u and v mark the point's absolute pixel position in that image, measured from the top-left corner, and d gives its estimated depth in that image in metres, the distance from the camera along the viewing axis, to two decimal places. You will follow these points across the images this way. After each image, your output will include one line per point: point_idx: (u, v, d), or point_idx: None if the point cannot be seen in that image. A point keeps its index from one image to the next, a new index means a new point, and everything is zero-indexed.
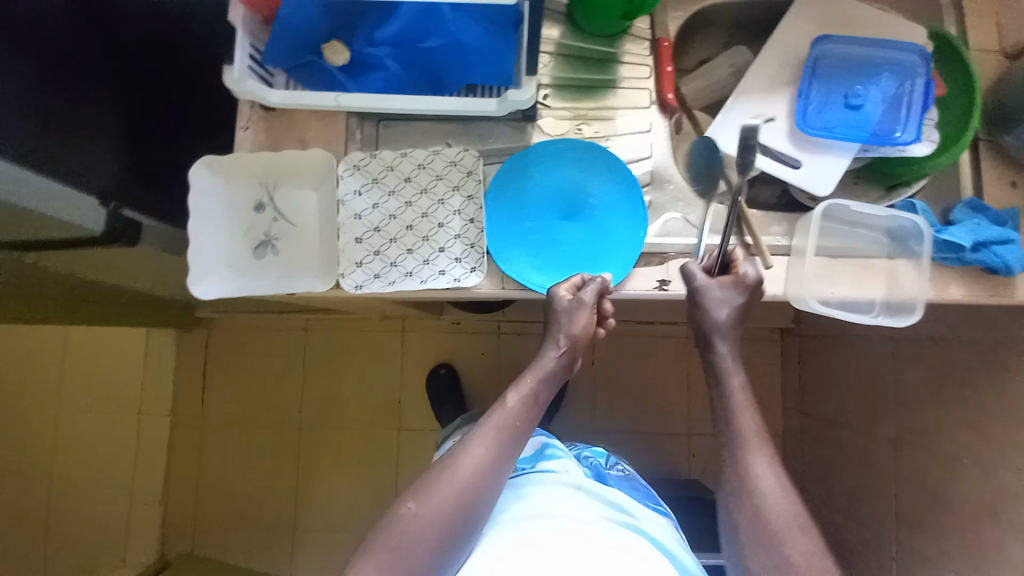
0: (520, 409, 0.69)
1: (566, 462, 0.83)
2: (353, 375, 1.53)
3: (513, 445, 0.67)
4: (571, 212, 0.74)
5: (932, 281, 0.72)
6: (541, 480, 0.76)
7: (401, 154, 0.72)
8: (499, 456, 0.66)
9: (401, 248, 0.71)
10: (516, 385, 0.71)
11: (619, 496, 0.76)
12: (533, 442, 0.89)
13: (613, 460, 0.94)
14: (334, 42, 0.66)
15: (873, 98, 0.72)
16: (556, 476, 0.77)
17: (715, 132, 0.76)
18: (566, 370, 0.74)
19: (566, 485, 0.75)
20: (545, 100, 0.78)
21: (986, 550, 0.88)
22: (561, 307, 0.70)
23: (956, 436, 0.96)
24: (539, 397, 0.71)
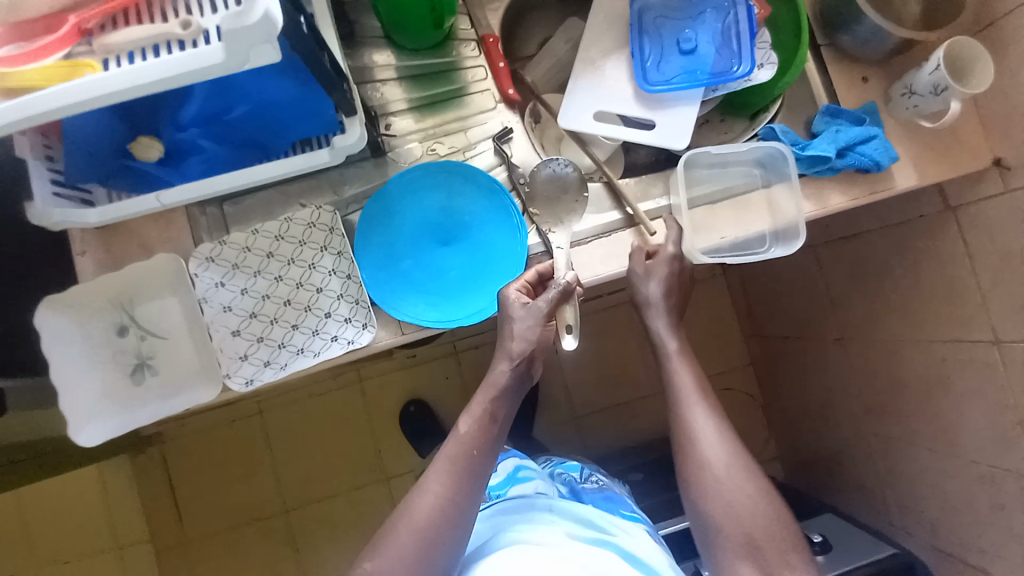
0: (475, 434, 0.65)
1: (538, 484, 0.81)
2: (325, 443, 1.48)
3: (477, 475, 0.64)
4: (449, 237, 0.72)
5: (812, 197, 0.73)
6: (512, 509, 0.74)
7: (253, 233, 0.68)
8: (458, 489, 0.63)
9: (285, 326, 0.67)
10: (468, 410, 0.67)
11: (595, 514, 0.74)
12: (506, 464, 0.88)
13: (587, 472, 0.93)
14: (141, 138, 0.61)
15: (702, 39, 0.72)
16: (526, 502, 0.75)
17: (568, 116, 0.74)
18: (524, 378, 0.68)
19: (537, 510, 0.73)
20: (390, 129, 0.74)
21: (947, 419, 0.90)
22: (517, 313, 0.65)
23: (891, 322, 0.98)
24: (500, 412, 0.67)
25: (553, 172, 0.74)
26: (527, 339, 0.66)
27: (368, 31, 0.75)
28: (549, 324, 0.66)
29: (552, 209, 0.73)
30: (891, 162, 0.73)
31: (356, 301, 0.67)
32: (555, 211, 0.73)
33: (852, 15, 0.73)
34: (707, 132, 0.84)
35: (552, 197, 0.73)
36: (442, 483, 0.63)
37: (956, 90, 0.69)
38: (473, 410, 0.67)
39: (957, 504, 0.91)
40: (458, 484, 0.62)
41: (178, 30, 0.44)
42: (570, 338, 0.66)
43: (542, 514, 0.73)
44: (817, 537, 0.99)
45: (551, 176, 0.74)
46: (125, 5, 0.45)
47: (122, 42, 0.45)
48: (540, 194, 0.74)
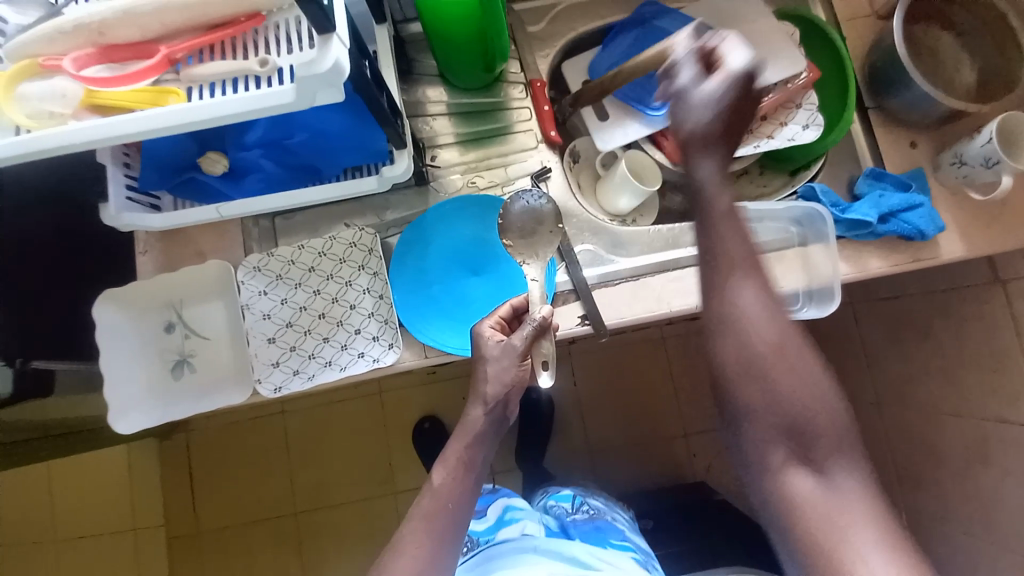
0: (451, 486, 0.64)
1: (526, 525, 0.82)
2: (339, 449, 1.50)
3: (453, 530, 0.63)
4: (480, 267, 0.75)
5: (851, 258, 0.72)
6: (499, 551, 0.74)
7: (299, 247, 0.72)
8: (437, 546, 0.62)
9: (317, 338, 0.70)
10: (442, 458, 0.67)
11: (580, 550, 0.73)
12: (493, 506, 0.87)
13: (579, 500, 0.91)
14: (209, 154, 0.67)
15: (662, 67, 0.79)
16: (512, 544, 0.75)
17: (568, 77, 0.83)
18: (500, 421, 0.68)
19: (519, 551, 0.73)
20: (435, 160, 0.78)
21: (986, 504, 0.84)
22: (492, 351, 0.65)
23: (931, 391, 0.94)
24: (473, 466, 0.66)
25: (529, 205, 0.71)
26: (502, 381, 0.65)
27: (425, 69, 0.80)
28: (524, 363, 0.65)
29: (528, 242, 0.70)
30: (935, 232, 0.71)
31: (387, 321, 0.70)
32: (530, 246, 0.70)
33: (901, 82, 0.73)
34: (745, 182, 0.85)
35: (526, 228, 0.71)
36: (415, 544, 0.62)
37: (1009, 164, 0.67)
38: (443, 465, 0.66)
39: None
40: (436, 544, 0.61)
41: (256, 68, 0.49)
42: (545, 376, 0.63)
43: (525, 556, 0.72)
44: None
45: (525, 208, 0.71)
46: (213, 41, 0.51)
47: (207, 74, 0.51)
48: (513, 225, 0.71)
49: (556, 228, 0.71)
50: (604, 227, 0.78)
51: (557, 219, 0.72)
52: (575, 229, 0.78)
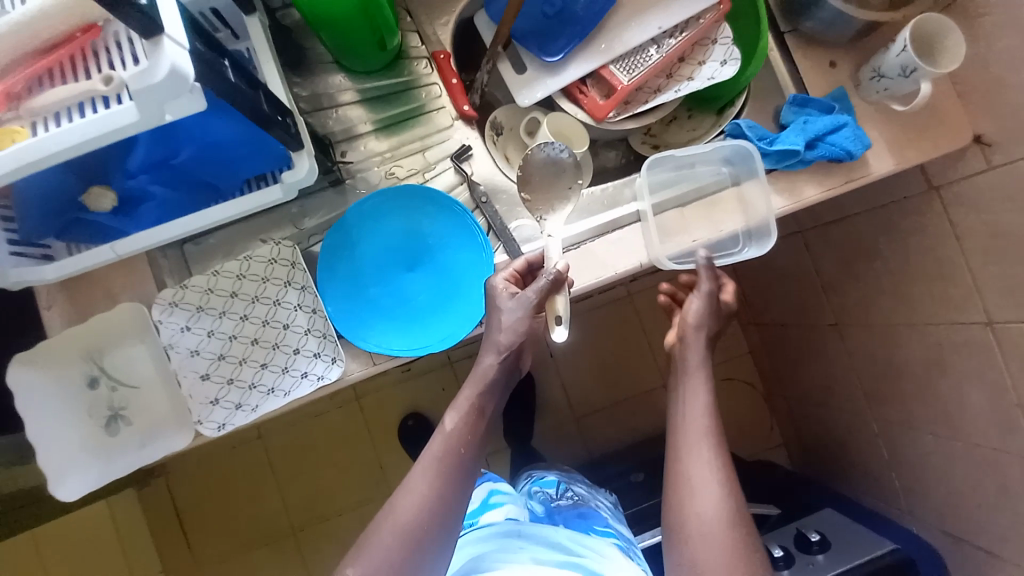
0: (462, 431, 0.63)
1: (509, 509, 0.82)
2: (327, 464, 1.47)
3: (462, 474, 0.61)
4: (416, 262, 0.71)
5: (785, 190, 0.71)
6: (483, 536, 0.72)
7: (214, 274, 0.66)
8: (447, 491, 0.60)
9: (254, 365, 0.66)
10: (454, 404, 0.64)
11: (567, 535, 0.72)
12: (479, 489, 0.87)
13: (564, 487, 0.95)
14: (92, 189, 0.61)
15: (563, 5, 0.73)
16: (497, 528, 0.73)
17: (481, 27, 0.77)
18: (512, 372, 0.66)
19: (505, 538, 0.70)
20: (347, 156, 0.72)
21: (947, 403, 0.88)
22: (505, 301, 0.63)
23: (883, 306, 0.96)
24: (466, 452, 0.62)
25: (549, 154, 0.71)
26: (516, 331, 0.63)
27: (319, 57, 0.73)
28: (539, 316, 0.64)
29: (545, 193, 0.72)
30: (863, 151, 0.70)
31: (325, 335, 0.66)
32: (550, 196, 0.71)
33: (812, 1, 0.70)
34: (675, 129, 0.83)
35: (544, 179, 0.72)
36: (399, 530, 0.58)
37: (926, 71, 0.66)
38: (430, 453, 0.62)
39: (962, 491, 0.88)
40: (445, 484, 0.60)
41: (101, 87, 0.43)
42: (559, 330, 0.63)
43: (509, 540, 0.70)
44: (779, 551, 0.99)
45: (542, 160, 0.72)
46: (51, 64, 0.45)
47: (47, 103, 0.44)
48: (532, 175, 0.72)
49: (577, 180, 0.71)
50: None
51: (575, 172, 0.72)
52: (506, 205, 0.74)
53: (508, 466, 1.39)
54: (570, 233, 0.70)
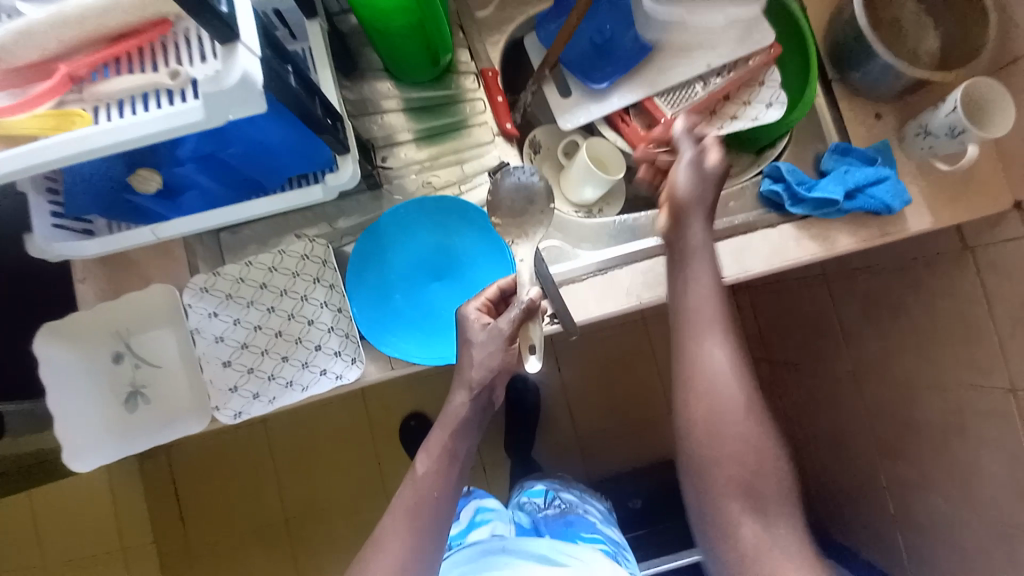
0: (436, 478, 0.63)
1: (496, 526, 0.84)
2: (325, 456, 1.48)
3: (435, 523, 0.61)
4: (444, 273, 0.72)
5: (819, 238, 0.70)
6: (469, 552, 0.75)
7: (247, 264, 0.68)
8: (418, 543, 0.60)
9: (275, 357, 0.67)
10: (427, 447, 0.65)
11: (549, 547, 0.74)
12: (466, 509, 0.88)
13: (553, 495, 0.94)
14: (139, 171, 0.60)
15: (614, 36, 0.75)
16: (482, 545, 0.76)
17: (532, 51, 0.79)
18: (487, 409, 0.66)
19: (490, 555, 0.74)
20: (386, 162, 0.73)
21: (963, 468, 0.86)
22: (476, 333, 0.63)
23: (903, 360, 0.95)
24: (442, 500, 0.62)
25: (522, 180, 0.67)
26: (487, 366, 0.62)
27: (370, 64, 0.75)
28: (510, 349, 0.62)
29: (516, 219, 0.67)
30: (901, 207, 0.69)
31: (347, 335, 0.67)
32: (518, 226, 0.67)
33: (862, 53, 0.70)
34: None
35: (515, 204, 0.67)
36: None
37: (974, 134, 0.66)
38: (403, 502, 0.62)
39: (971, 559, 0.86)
40: (417, 534, 0.60)
41: (167, 81, 0.45)
42: (530, 362, 0.61)
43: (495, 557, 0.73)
44: None
45: (512, 184, 0.67)
46: (119, 52, 0.46)
47: (113, 91, 0.46)
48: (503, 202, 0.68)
49: (547, 207, 0.66)
50: (569, 221, 0.77)
51: (549, 198, 0.67)
52: None
53: (504, 478, 1.38)
54: (582, 264, 0.70)
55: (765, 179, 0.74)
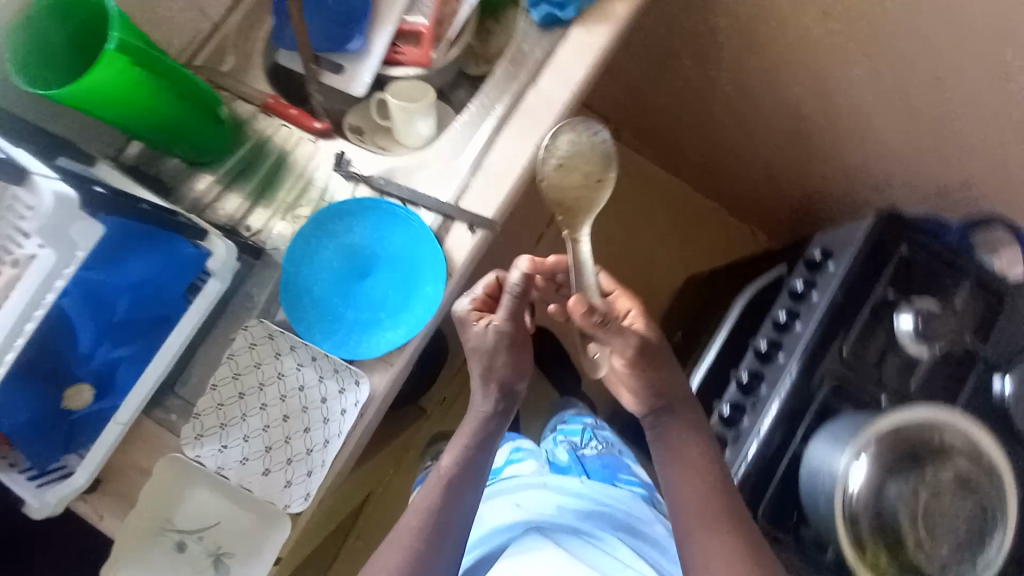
0: (456, 471, 0.77)
1: (532, 463, 1.01)
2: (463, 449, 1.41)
3: (459, 499, 0.76)
4: (365, 269, 0.74)
5: (604, 19, 0.77)
6: (511, 485, 0.94)
7: (214, 389, 0.70)
8: (451, 513, 0.75)
9: (298, 435, 0.69)
10: (451, 445, 0.79)
11: (584, 488, 0.92)
12: (503, 449, 1.07)
13: (588, 436, 1.11)
14: (69, 391, 0.65)
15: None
16: (522, 481, 0.94)
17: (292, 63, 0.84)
18: (500, 411, 0.77)
19: (532, 488, 0.92)
20: (251, 228, 0.76)
21: (848, 101, 0.95)
22: (473, 335, 0.74)
23: (752, 67, 1.03)
24: (462, 491, 0.76)
25: (567, 148, 0.71)
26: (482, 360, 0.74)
27: (173, 170, 0.77)
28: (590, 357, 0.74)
29: (587, 201, 0.69)
30: None
31: (334, 371, 0.70)
32: (587, 203, 0.69)
33: None
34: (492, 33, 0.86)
35: (581, 180, 0.69)
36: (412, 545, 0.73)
37: None
38: (431, 494, 0.77)
39: (913, 151, 0.96)
40: (442, 515, 0.75)
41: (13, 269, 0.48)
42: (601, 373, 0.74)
43: (537, 489, 0.92)
44: (765, 342, 0.81)
45: (578, 144, 0.71)
46: None
47: None
48: (567, 183, 0.69)
49: (606, 175, 0.71)
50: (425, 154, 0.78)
51: (603, 168, 0.71)
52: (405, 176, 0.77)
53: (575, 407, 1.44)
54: (460, 174, 0.75)
55: (533, 7, 0.78)
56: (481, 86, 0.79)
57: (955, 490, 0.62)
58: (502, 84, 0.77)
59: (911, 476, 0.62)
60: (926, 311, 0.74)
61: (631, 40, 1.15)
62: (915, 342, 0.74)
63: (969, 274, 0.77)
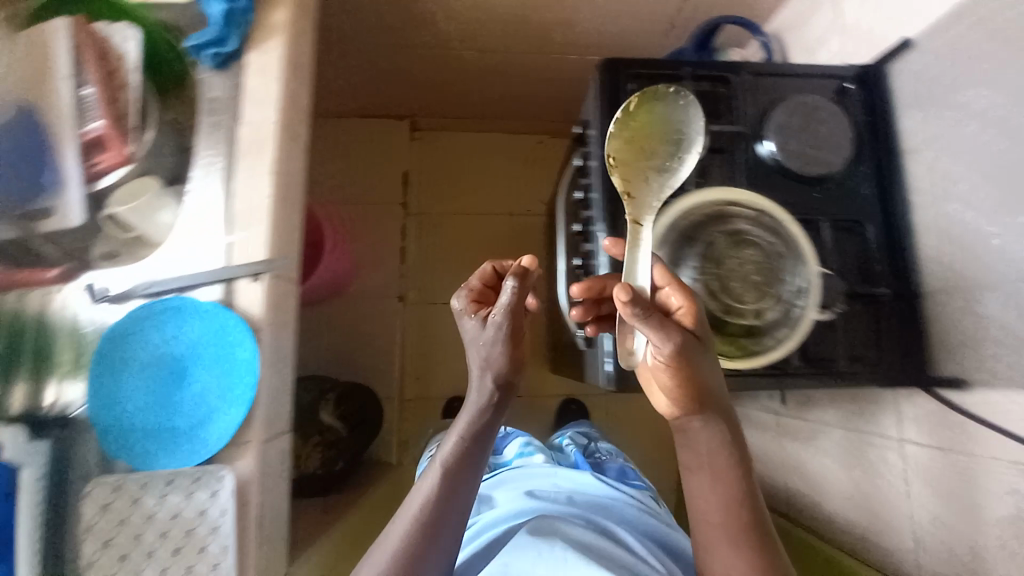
0: (460, 453, 0.68)
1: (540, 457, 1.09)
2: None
3: (461, 481, 0.68)
4: (177, 373, 0.71)
5: (269, 37, 0.77)
6: (522, 473, 1.00)
7: (91, 566, 0.66)
8: (453, 489, 0.67)
9: (196, 556, 0.67)
10: (452, 429, 0.70)
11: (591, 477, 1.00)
12: (511, 446, 1.16)
13: (592, 447, 1.25)
14: None
15: (14, 152, 0.79)
16: (530, 472, 1.01)
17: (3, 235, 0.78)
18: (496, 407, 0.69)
19: (541, 474, 0.99)
20: (48, 399, 0.71)
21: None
22: (471, 333, 0.68)
23: (463, 14, 1.04)
24: (461, 483, 0.68)
25: (679, 115, 0.68)
26: (484, 361, 0.67)
27: None
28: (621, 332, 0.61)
29: (642, 183, 0.65)
30: None
31: (195, 482, 0.68)
32: (642, 181, 0.65)
33: None
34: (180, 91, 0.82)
35: (648, 153, 0.66)
36: (410, 545, 0.64)
37: None
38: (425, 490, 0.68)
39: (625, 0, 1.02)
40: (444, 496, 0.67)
41: None
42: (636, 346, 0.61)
43: (547, 474, 0.99)
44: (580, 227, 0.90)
45: (664, 113, 0.68)
46: None
47: None
48: (637, 155, 0.66)
49: (687, 151, 0.67)
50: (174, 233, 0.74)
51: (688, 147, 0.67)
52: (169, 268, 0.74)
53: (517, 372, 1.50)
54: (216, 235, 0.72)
55: (199, 56, 0.77)
56: (195, 149, 0.76)
57: (733, 246, 0.68)
58: (212, 138, 0.75)
59: (694, 256, 0.67)
60: None
61: (353, 51, 1.16)
62: None
63: (689, 72, 0.84)
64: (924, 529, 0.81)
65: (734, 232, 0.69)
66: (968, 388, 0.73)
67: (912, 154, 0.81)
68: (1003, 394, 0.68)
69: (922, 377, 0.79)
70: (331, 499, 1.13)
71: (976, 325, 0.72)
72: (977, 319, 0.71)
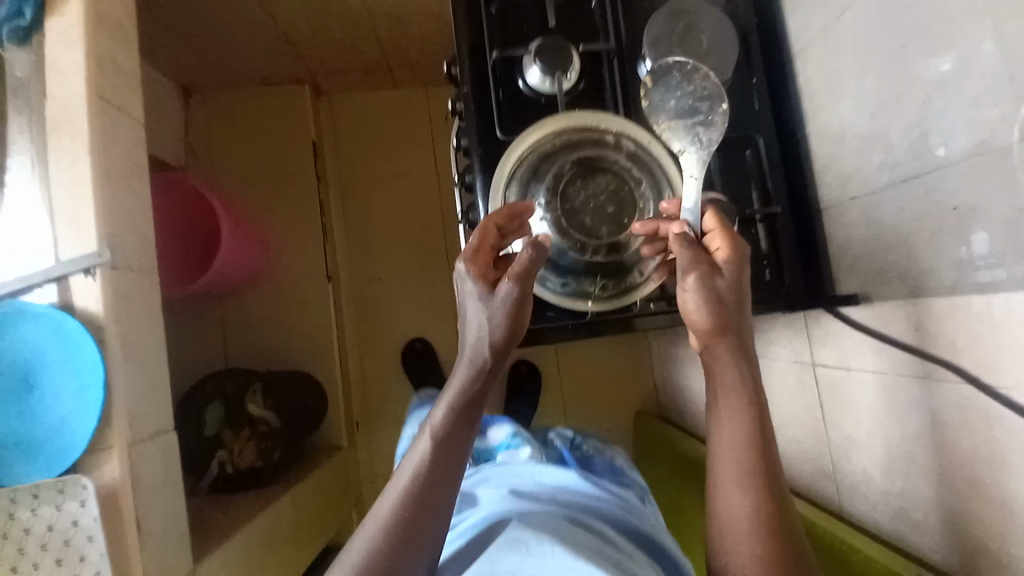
0: (450, 425, 0.56)
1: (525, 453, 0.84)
2: (399, 428, 1.44)
3: (453, 463, 0.55)
4: (20, 386, 0.66)
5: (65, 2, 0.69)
6: (504, 469, 0.79)
7: None
8: (440, 471, 0.54)
9: (79, 563, 0.65)
10: (440, 398, 0.58)
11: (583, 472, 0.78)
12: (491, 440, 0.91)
13: (578, 441, 1.01)
14: None
15: None
16: (513, 468, 0.79)
17: None
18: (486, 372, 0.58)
19: (526, 474, 0.77)
20: None
21: None
22: (473, 293, 0.59)
23: None
24: (455, 469, 0.55)
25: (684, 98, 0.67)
26: (475, 324, 0.58)
27: None
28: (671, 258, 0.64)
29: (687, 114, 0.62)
30: None
31: (60, 491, 0.64)
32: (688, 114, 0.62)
33: None
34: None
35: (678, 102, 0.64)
36: (398, 519, 0.52)
37: None
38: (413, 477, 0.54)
39: None
40: (437, 481, 0.54)
41: None
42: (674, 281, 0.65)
43: (532, 473, 0.77)
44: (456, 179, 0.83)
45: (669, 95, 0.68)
46: None
47: None
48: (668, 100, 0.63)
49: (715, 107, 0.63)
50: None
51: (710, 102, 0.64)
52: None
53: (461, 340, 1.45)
54: (42, 230, 0.67)
55: None
56: (6, 139, 0.70)
57: (580, 179, 0.67)
58: (22, 124, 0.69)
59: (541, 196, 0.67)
60: (537, 51, 0.72)
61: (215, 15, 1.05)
62: (549, 83, 0.73)
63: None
64: (843, 451, 0.77)
65: (589, 163, 0.67)
66: (867, 302, 0.69)
67: (800, 57, 0.76)
68: (897, 304, 0.64)
69: (822, 296, 0.75)
70: (265, 490, 1.11)
71: (871, 234, 0.67)
72: (870, 228, 0.67)
